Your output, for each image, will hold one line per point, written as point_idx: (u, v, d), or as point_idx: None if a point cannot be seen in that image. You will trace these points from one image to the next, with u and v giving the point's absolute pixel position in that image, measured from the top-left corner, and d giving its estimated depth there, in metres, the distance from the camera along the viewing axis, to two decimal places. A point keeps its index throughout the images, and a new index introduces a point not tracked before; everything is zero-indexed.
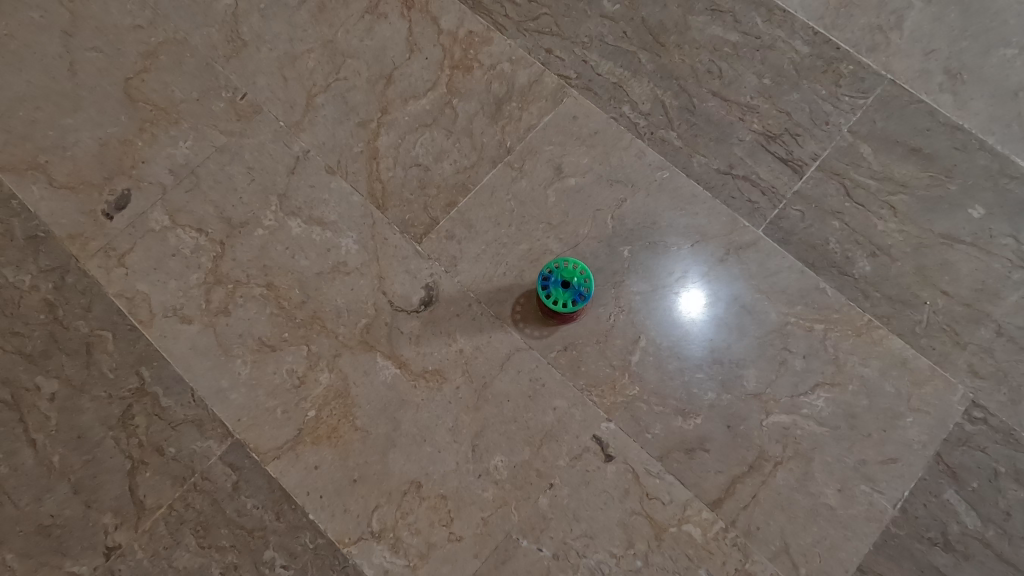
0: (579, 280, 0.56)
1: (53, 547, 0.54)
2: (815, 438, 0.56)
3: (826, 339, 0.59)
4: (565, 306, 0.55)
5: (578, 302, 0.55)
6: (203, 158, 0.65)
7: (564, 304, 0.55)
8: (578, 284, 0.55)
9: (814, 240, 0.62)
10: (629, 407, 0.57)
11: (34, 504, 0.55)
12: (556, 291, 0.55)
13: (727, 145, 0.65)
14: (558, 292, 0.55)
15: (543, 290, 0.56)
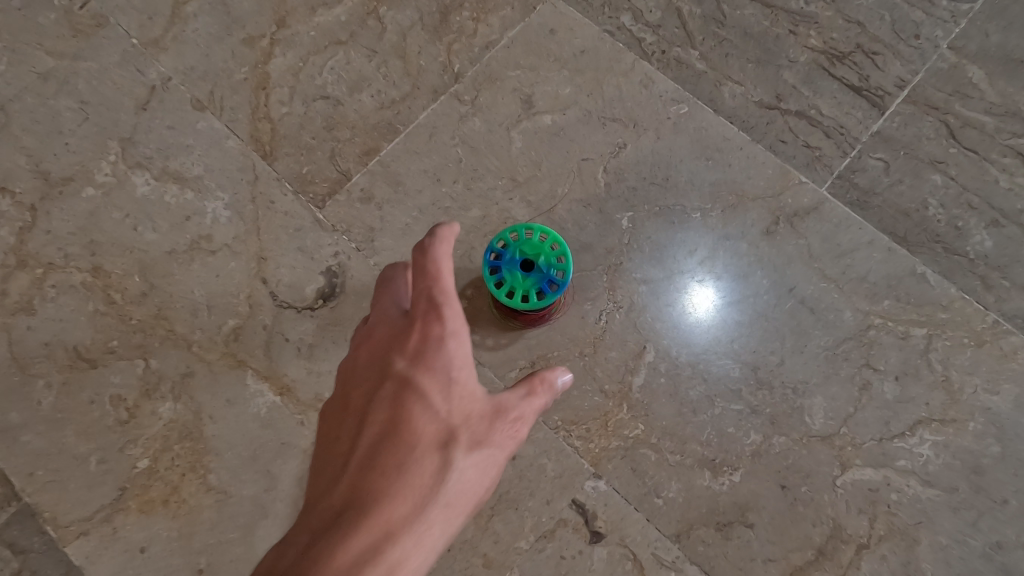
0: (548, 258, 0.35)
1: None
2: (919, 507, 0.36)
3: (929, 352, 0.39)
4: (527, 299, 0.35)
5: (549, 294, 0.35)
6: (15, 88, 0.45)
7: (527, 298, 0.35)
8: (547, 265, 0.35)
9: (906, 204, 0.41)
10: (629, 456, 0.37)
11: None
12: (512, 278, 0.35)
13: (775, 68, 0.44)
14: (515, 276, 0.35)
15: (492, 273, 0.36)
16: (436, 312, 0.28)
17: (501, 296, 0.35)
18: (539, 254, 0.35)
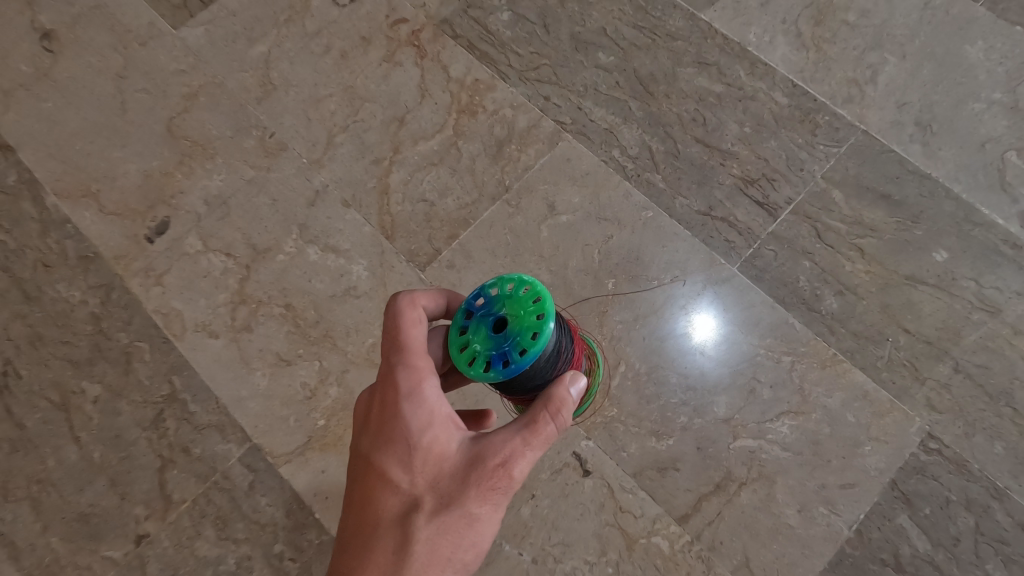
0: (527, 326, 0.38)
1: (91, 533, 0.61)
2: (779, 462, 0.61)
3: (792, 371, 0.63)
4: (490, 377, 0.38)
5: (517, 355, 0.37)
6: (234, 189, 0.72)
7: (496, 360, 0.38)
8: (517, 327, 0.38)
9: (785, 278, 0.67)
10: (607, 427, 0.62)
11: (76, 494, 0.62)
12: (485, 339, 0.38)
13: (708, 188, 0.70)
14: (483, 341, 0.38)
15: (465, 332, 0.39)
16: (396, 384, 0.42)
17: (463, 362, 0.38)
18: (518, 314, 0.38)
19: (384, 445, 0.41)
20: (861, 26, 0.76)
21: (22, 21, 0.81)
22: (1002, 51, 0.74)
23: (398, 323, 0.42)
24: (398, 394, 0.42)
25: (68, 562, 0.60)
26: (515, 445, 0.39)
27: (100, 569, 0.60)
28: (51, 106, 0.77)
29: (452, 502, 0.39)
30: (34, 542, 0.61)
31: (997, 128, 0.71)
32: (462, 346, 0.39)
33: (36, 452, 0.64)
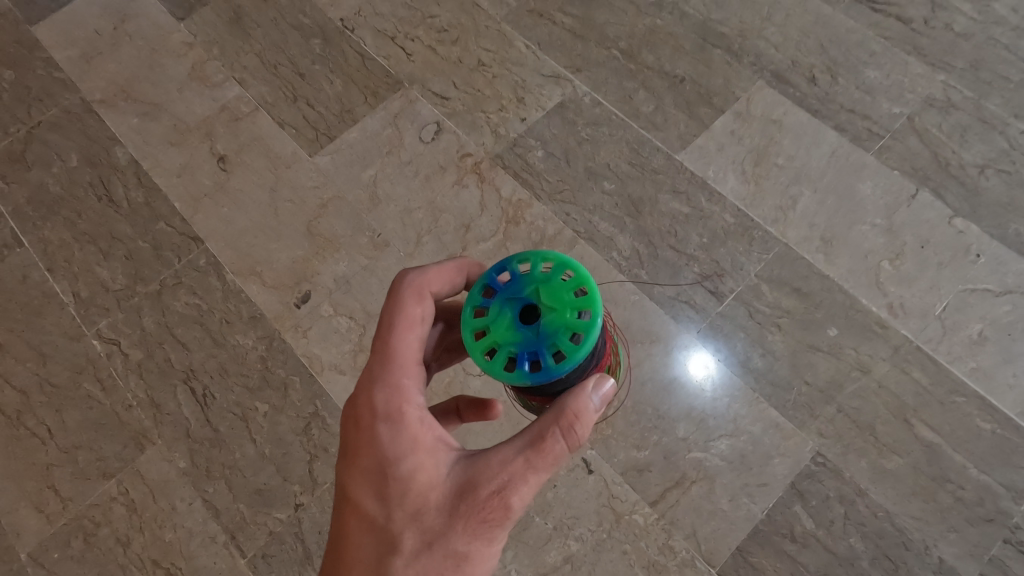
0: (556, 320, 0.50)
1: (265, 502, 0.93)
2: (718, 467, 0.91)
3: (729, 407, 0.95)
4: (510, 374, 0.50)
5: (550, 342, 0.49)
6: (354, 272, 1.06)
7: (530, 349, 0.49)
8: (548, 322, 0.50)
9: (727, 344, 0.99)
10: (604, 441, 0.94)
11: (254, 475, 0.95)
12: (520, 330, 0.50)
13: (677, 280, 1.03)
14: (506, 328, 0.51)
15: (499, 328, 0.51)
16: (378, 409, 0.55)
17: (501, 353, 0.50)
18: (551, 306, 0.50)
19: (366, 475, 0.54)
20: (787, 168, 1.09)
21: (207, 149, 1.18)
22: (884, 188, 1.07)
23: (396, 327, 0.57)
24: (375, 423, 0.55)
25: (250, 520, 0.92)
26: (518, 459, 0.51)
27: (272, 525, 0.92)
28: (228, 210, 1.13)
29: (444, 528, 0.51)
30: (228, 506, 0.93)
31: (877, 243, 1.03)
32: (485, 326, 0.51)
33: (227, 447, 0.96)
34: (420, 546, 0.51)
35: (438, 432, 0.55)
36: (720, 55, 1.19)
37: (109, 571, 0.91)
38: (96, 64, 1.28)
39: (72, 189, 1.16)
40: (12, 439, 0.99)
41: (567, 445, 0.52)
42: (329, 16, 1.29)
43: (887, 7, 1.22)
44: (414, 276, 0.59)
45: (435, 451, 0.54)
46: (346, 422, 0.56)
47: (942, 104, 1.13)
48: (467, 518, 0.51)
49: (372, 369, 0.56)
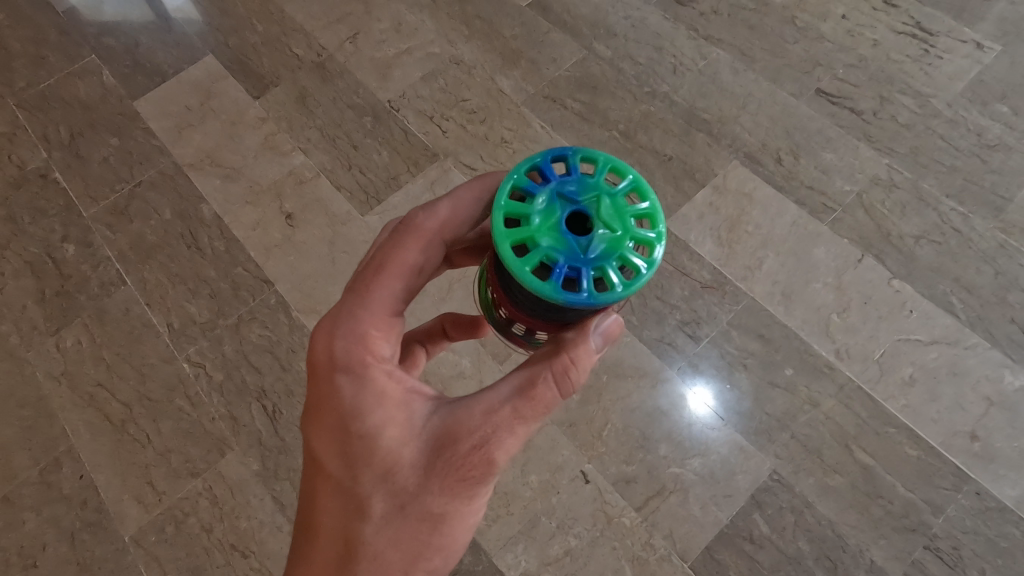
0: (613, 248, 0.44)
1: None
2: (692, 481, 1.12)
3: (702, 431, 1.16)
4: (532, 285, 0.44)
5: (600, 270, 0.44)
6: None
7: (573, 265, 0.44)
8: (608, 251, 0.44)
9: (702, 379, 1.20)
10: (599, 457, 1.15)
11: None
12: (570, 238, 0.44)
13: (662, 325, 1.25)
14: (548, 226, 0.45)
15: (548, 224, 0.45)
16: (348, 367, 0.58)
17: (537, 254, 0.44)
18: (612, 222, 0.45)
19: (331, 433, 0.58)
20: (755, 234, 1.32)
21: (277, 207, 1.44)
22: (835, 253, 1.29)
23: (376, 283, 0.60)
24: (336, 379, 0.58)
25: None
26: (503, 411, 0.55)
27: None
28: (294, 258, 1.37)
29: (420, 489, 0.56)
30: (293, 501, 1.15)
31: (827, 299, 1.25)
32: (525, 216, 0.45)
33: (292, 454, 1.18)
34: (392, 507, 0.56)
35: (407, 385, 0.59)
36: (702, 138, 1.44)
37: (195, 552, 1.13)
38: (185, 134, 1.55)
39: (166, 238, 1.42)
40: (117, 443, 1.22)
41: (552, 397, 0.55)
42: (379, 98, 1.56)
43: (843, 100, 1.47)
44: (422, 220, 0.62)
45: (403, 407, 0.57)
46: (314, 374, 0.59)
47: (886, 183, 1.36)
48: (444, 478, 0.55)
49: (339, 325, 0.59)
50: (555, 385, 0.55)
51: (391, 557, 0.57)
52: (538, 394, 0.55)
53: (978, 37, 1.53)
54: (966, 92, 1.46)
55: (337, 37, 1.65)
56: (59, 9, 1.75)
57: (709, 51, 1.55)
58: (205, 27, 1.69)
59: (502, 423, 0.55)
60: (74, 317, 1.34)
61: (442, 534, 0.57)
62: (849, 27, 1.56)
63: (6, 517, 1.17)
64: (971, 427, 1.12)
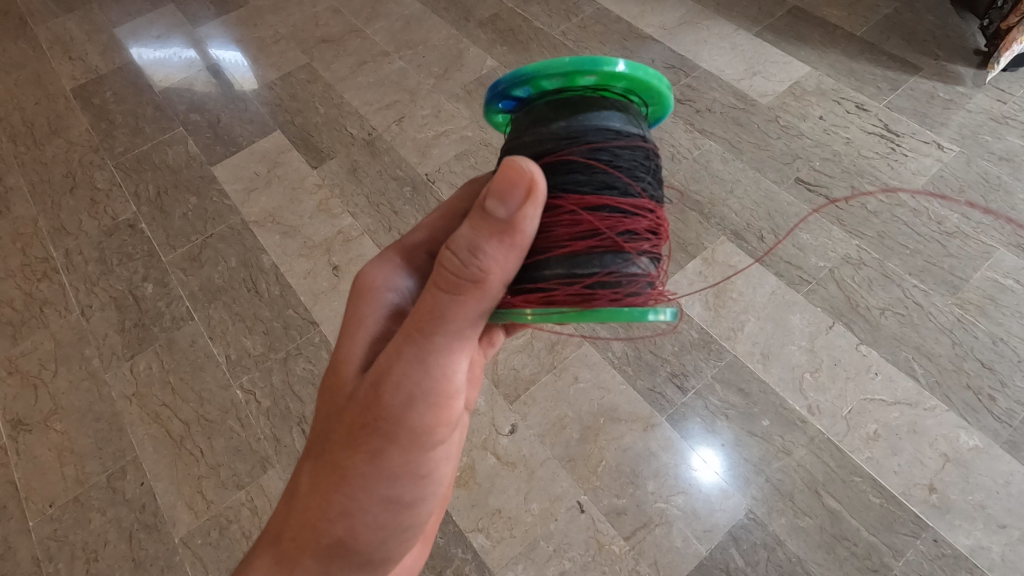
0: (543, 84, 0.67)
1: None
2: (675, 515, 1.26)
3: (688, 473, 1.30)
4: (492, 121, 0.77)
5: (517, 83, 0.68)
6: None
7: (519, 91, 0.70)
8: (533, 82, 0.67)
9: (688, 425, 1.36)
10: (594, 490, 1.30)
11: None
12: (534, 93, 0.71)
13: (654, 376, 1.42)
14: None
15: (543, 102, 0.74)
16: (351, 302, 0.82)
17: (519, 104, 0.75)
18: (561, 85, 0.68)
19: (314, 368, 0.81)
20: (739, 300, 1.51)
21: (326, 261, 1.68)
22: (809, 319, 1.47)
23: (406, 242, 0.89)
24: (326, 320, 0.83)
25: None
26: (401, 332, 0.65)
27: None
28: (337, 303, 1.60)
29: (336, 423, 0.70)
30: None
31: (801, 360, 1.42)
32: None
33: None
34: (320, 440, 0.72)
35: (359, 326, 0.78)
36: (695, 216, 1.66)
37: (235, 555, 1.29)
38: (253, 195, 1.82)
39: (230, 282, 1.65)
40: (175, 456, 1.41)
41: (445, 304, 0.61)
42: (418, 172, 1.83)
43: (819, 188, 1.69)
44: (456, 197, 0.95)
45: (352, 343, 0.76)
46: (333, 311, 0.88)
47: (856, 261, 1.55)
48: (349, 408, 0.68)
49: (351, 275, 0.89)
50: (441, 290, 0.61)
51: (311, 498, 0.71)
52: (428, 301, 0.62)
53: (939, 138, 1.76)
54: (928, 186, 1.67)
55: (385, 120, 1.95)
56: (156, 90, 2.09)
57: (702, 143, 1.81)
58: (276, 107, 2.01)
59: (393, 347, 0.65)
60: (148, 346, 1.57)
61: (344, 473, 0.69)
62: (825, 127, 1.81)
63: (76, 516, 1.35)
64: (929, 480, 1.27)
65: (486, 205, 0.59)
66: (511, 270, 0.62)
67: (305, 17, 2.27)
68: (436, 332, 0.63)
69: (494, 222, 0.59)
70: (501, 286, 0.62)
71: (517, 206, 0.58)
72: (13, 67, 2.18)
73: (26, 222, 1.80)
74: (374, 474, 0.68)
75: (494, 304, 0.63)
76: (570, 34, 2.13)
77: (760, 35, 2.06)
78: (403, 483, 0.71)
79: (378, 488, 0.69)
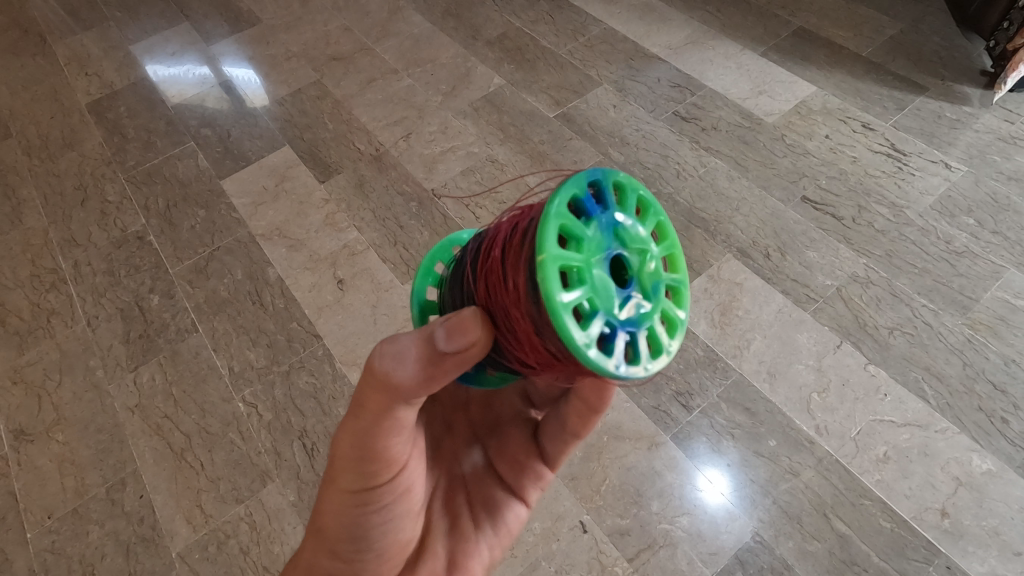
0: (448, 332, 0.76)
1: None
2: (680, 536, 1.24)
3: (693, 494, 1.28)
4: (496, 379, 0.78)
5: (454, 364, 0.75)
6: None
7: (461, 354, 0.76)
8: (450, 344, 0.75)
9: (693, 445, 1.33)
10: (597, 509, 1.28)
11: None
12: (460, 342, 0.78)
13: (659, 394, 1.40)
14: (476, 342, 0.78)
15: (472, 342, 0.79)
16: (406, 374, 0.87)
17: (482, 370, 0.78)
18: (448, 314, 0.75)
19: None
20: (745, 318, 1.50)
21: (331, 274, 1.68)
22: (817, 338, 1.45)
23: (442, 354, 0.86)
24: None
25: None
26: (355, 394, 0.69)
27: None
28: (342, 317, 1.60)
29: None
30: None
31: (809, 379, 1.40)
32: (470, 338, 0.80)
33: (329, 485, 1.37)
34: None
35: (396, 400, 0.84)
36: (700, 233, 1.65)
37: (233, 570, 1.28)
38: (261, 209, 1.83)
39: (236, 294, 1.66)
40: (175, 468, 1.40)
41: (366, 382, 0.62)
42: (424, 187, 1.84)
43: (825, 206, 1.68)
44: None
45: None
46: None
47: (864, 280, 1.54)
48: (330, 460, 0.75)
49: None
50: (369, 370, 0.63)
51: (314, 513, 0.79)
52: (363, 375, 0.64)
53: (946, 158, 1.76)
54: (936, 205, 1.66)
55: (393, 136, 1.97)
56: (169, 105, 2.12)
57: (708, 161, 1.81)
58: (286, 123, 2.03)
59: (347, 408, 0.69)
60: (152, 358, 1.57)
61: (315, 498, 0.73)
62: (831, 146, 1.81)
63: (75, 528, 1.34)
64: (941, 505, 1.24)
65: (434, 328, 0.60)
66: (435, 377, 0.60)
67: (317, 35, 2.31)
68: (359, 404, 0.64)
69: (430, 339, 0.60)
70: (416, 378, 0.60)
71: (457, 341, 0.58)
72: (31, 82, 2.23)
73: (37, 234, 1.82)
74: (332, 515, 0.70)
75: (409, 393, 0.61)
76: (576, 53, 2.15)
77: (766, 54, 2.07)
78: (349, 537, 0.70)
79: (332, 527, 0.71)
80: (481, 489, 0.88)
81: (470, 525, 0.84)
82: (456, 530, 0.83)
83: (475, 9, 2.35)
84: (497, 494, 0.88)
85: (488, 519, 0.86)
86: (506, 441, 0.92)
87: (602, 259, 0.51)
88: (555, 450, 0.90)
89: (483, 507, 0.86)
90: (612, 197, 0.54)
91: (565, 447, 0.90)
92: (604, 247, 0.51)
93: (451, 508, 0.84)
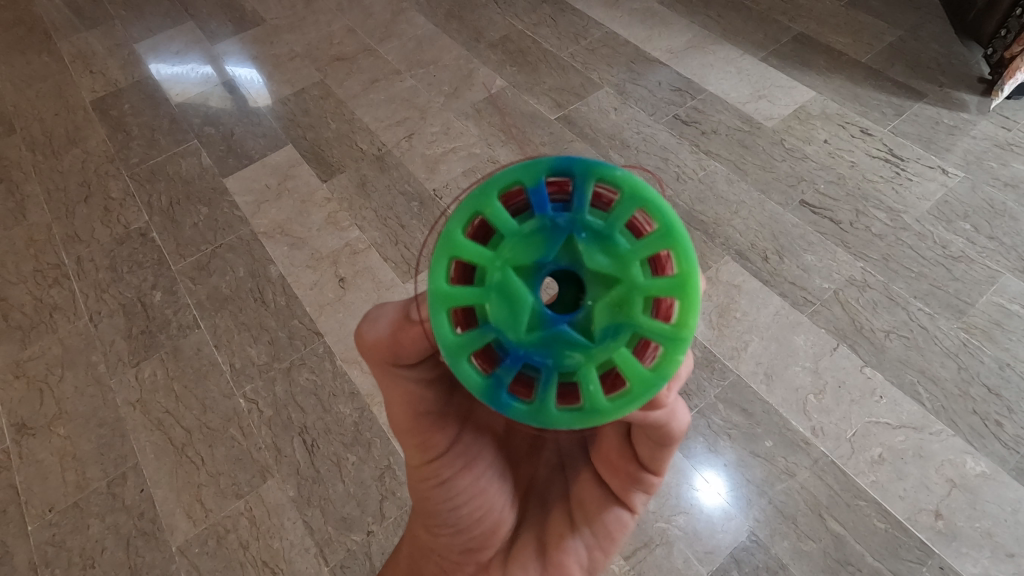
0: None
1: (347, 526, 1.33)
2: (677, 535, 1.25)
3: (691, 494, 1.29)
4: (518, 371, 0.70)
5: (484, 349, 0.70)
6: None
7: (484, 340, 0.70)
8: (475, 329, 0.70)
9: (692, 447, 1.34)
10: None
11: (341, 505, 1.35)
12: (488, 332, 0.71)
13: None
14: None
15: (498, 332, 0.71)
16: None
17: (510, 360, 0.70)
18: None
19: None
20: (742, 320, 1.51)
21: (332, 272, 1.69)
22: (814, 340, 1.47)
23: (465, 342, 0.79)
24: None
25: (335, 538, 1.32)
26: None
27: (350, 544, 1.31)
28: (343, 315, 1.61)
29: None
30: (320, 526, 1.33)
31: (805, 381, 1.41)
32: None
33: (328, 481, 1.38)
34: None
35: None
36: (699, 235, 1.66)
37: (232, 565, 1.29)
38: (263, 207, 1.84)
39: (238, 291, 1.67)
40: (176, 463, 1.41)
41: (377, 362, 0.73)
42: (426, 187, 1.85)
43: (823, 210, 1.70)
44: None
45: None
46: None
47: (860, 283, 1.55)
48: None
49: None
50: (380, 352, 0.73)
51: None
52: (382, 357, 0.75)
53: (943, 163, 1.77)
54: (932, 210, 1.67)
55: (395, 136, 1.99)
56: (173, 103, 2.13)
57: (708, 164, 1.83)
58: (289, 122, 2.05)
59: None
60: (154, 353, 1.58)
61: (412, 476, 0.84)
62: (829, 150, 1.83)
63: (76, 521, 1.35)
64: (935, 506, 1.25)
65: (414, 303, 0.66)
66: (411, 343, 0.66)
67: (320, 36, 2.33)
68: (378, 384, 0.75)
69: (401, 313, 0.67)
70: (389, 350, 0.67)
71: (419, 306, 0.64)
72: (35, 79, 2.24)
73: (41, 229, 1.83)
74: (416, 491, 0.81)
75: (391, 361, 0.68)
76: (578, 56, 2.17)
77: (766, 60, 2.09)
78: (428, 510, 0.80)
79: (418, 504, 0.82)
80: (577, 486, 0.82)
81: (565, 522, 0.81)
82: (546, 525, 0.82)
83: (477, 12, 2.36)
84: (593, 496, 0.80)
85: (586, 520, 0.80)
86: (599, 439, 0.79)
87: (528, 268, 0.53)
88: (650, 456, 0.74)
89: (579, 507, 0.81)
90: (581, 192, 0.53)
91: (661, 455, 0.74)
92: (539, 256, 0.53)
93: (545, 500, 0.84)
